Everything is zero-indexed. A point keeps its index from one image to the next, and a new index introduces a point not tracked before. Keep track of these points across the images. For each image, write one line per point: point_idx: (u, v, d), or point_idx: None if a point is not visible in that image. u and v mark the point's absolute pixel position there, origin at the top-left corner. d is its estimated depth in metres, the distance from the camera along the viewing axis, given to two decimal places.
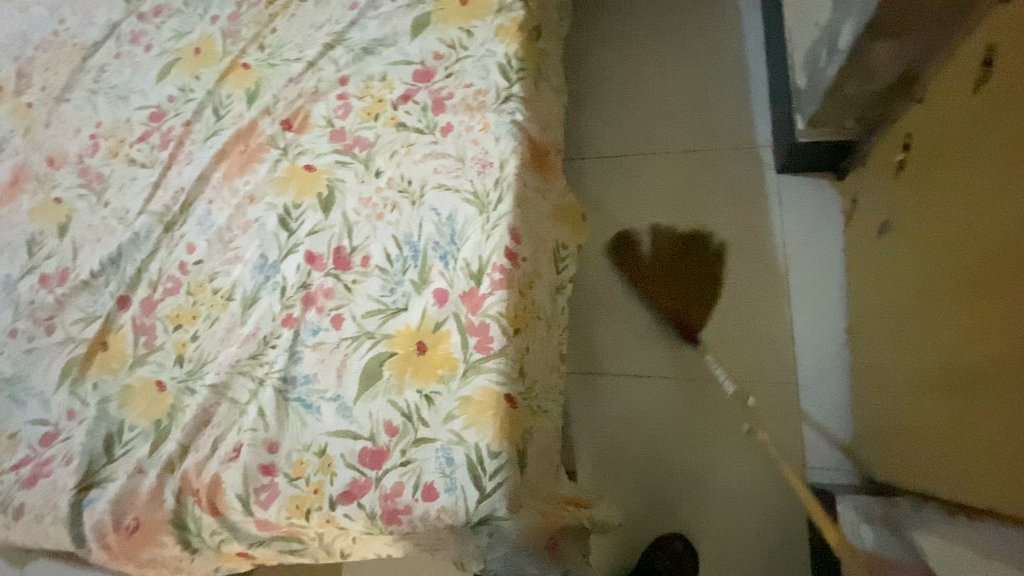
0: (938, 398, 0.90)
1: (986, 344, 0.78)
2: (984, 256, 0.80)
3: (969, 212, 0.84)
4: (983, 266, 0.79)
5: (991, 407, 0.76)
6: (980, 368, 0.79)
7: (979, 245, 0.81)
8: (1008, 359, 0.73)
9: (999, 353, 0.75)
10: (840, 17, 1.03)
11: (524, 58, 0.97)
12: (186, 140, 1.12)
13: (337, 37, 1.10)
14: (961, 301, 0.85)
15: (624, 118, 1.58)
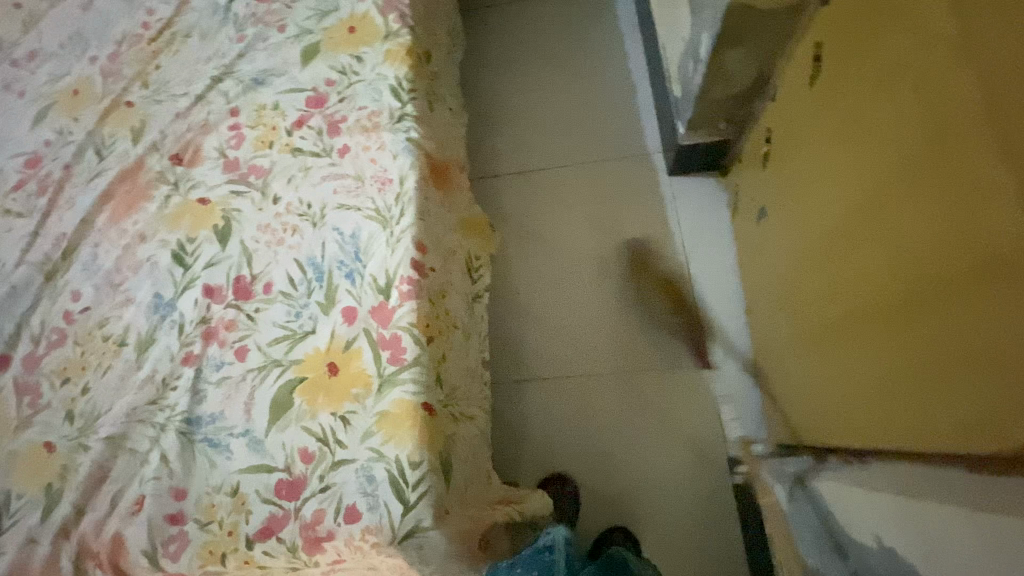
0: (820, 354, 0.99)
1: (850, 301, 0.88)
2: (838, 223, 0.90)
3: (819, 184, 0.96)
4: (837, 230, 0.90)
5: (862, 352, 0.85)
6: (848, 322, 0.89)
7: (831, 212, 0.92)
8: (866, 306, 0.83)
9: (858, 303, 0.85)
10: (700, 30, 1.16)
11: (414, 80, 1.00)
12: (67, 184, 1.06)
13: (226, 71, 1.09)
14: (823, 263, 0.96)
15: (525, 135, 1.66)
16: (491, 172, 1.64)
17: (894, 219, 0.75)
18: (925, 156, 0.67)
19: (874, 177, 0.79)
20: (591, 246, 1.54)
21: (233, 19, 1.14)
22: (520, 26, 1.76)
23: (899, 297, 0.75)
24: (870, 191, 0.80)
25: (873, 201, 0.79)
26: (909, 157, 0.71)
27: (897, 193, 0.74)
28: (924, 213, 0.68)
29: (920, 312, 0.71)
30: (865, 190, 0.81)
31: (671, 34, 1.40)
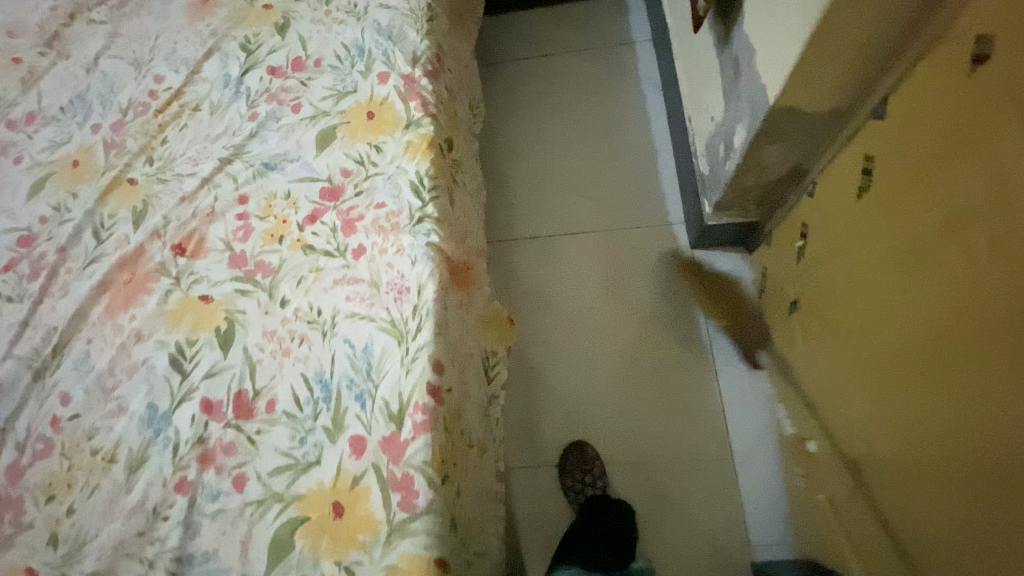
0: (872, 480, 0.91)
1: (904, 435, 0.82)
2: (887, 351, 0.85)
3: (867, 298, 0.89)
4: (892, 354, 0.83)
5: (928, 494, 0.77)
6: (907, 454, 0.81)
7: (883, 333, 0.85)
8: (934, 445, 0.75)
9: (923, 438, 0.78)
10: (734, 120, 1.11)
11: (435, 176, 0.95)
12: (62, 268, 1.00)
13: (235, 152, 1.03)
14: (876, 383, 0.88)
15: (542, 201, 1.64)
16: (506, 237, 1.61)
17: (970, 359, 0.68)
18: (1010, 303, 0.61)
19: (940, 310, 0.72)
20: (608, 320, 1.48)
21: (245, 93, 1.09)
22: (540, 93, 1.77)
23: (968, 452, 0.69)
24: (926, 329, 0.75)
25: (932, 341, 0.74)
26: (987, 299, 0.64)
27: (974, 333, 0.67)
28: (1010, 363, 0.61)
29: (998, 475, 0.64)
30: (920, 327, 0.76)
31: (700, 110, 1.35)
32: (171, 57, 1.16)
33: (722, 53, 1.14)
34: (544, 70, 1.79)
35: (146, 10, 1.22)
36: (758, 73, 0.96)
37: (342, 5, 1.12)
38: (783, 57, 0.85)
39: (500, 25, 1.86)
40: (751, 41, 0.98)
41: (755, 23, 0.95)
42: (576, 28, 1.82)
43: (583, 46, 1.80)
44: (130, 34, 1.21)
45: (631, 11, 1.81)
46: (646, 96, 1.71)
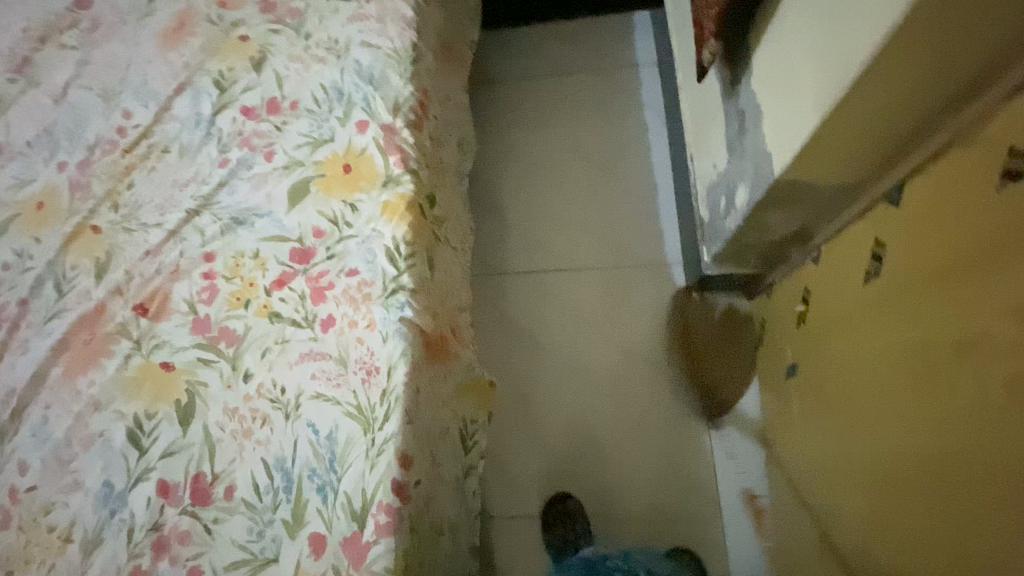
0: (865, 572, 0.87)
1: (901, 536, 0.78)
2: (882, 444, 0.81)
3: (867, 384, 0.84)
4: (889, 452, 0.79)
5: None
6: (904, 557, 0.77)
7: (880, 426, 0.81)
8: (933, 556, 0.71)
9: (921, 546, 0.73)
10: (738, 176, 1.04)
11: (413, 241, 0.89)
12: (22, 322, 0.95)
13: (204, 202, 0.97)
14: (871, 475, 0.84)
15: (535, 234, 1.57)
16: (496, 271, 1.55)
17: (973, 481, 0.63)
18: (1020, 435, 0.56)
19: (944, 420, 0.68)
20: (598, 364, 1.43)
21: (217, 135, 1.02)
22: (536, 116, 1.69)
23: None
24: (932, 441, 0.70)
25: (939, 457, 0.69)
26: (995, 424, 0.60)
27: (979, 456, 0.62)
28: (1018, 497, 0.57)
29: None
30: (922, 434, 0.72)
31: (703, 152, 1.28)
32: (141, 90, 1.09)
33: (728, 102, 1.07)
34: (541, 92, 1.71)
35: (118, 37, 1.16)
36: (767, 137, 0.89)
37: (321, 41, 1.05)
38: (794, 131, 0.78)
39: (497, 42, 1.78)
40: (762, 101, 0.90)
41: (768, 84, 0.87)
42: (577, 47, 1.73)
43: (584, 68, 1.71)
44: (100, 63, 1.14)
45: (636, 31, 1.72)
46: (649, 123, 1.63)
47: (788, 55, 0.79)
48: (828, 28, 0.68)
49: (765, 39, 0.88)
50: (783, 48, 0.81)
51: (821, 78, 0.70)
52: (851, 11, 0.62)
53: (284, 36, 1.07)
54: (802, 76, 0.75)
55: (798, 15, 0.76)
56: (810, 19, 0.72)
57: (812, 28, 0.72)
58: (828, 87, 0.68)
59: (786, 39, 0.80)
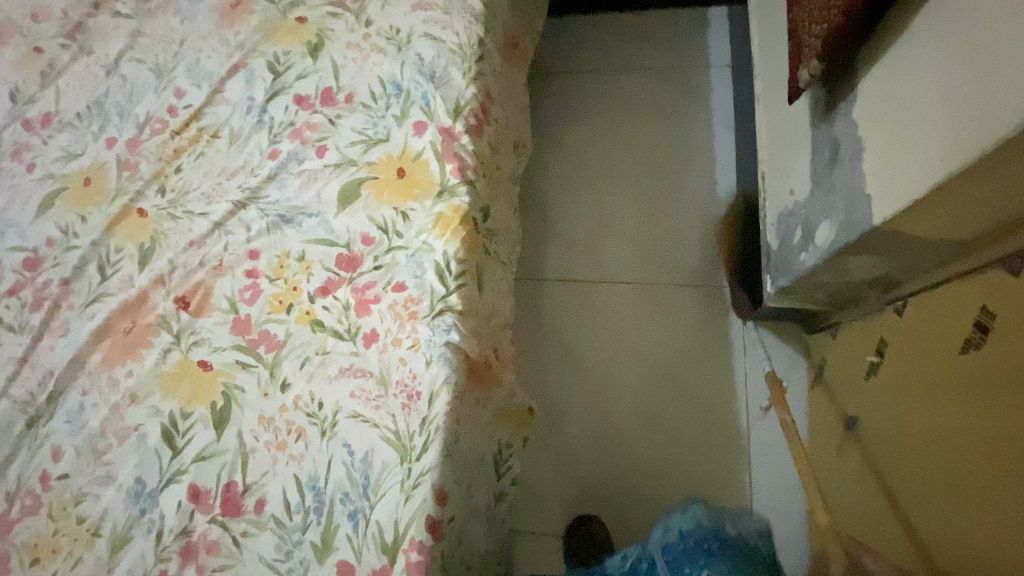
0: None
1: None
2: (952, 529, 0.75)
3: (944, 462, 0.77)
4: (961, 542, 0.72)
5: None
6: None
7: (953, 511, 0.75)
8: None
9: None
10: (822, 212, 0.95)
11: (465, 258, 0.83)
12: (64, 303, 0.94)
13: (251, 194, 0.93)
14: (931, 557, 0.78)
15: (583, 241, 1.51)
16: (539, 276, 1.49)
17: None
18: None
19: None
20: (638, 388, 1.36)
21: (268, 123, 0.98)
22: (596, 114, 1.60)
23: None
24: (1008, 538, 0.64)
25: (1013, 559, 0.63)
26: None
27: None
28: None
29: None
30: (1001, 531, 0.65)
31: (779, 174, 1.18)
32: (194, 69, 1.05)
33: (820, 127, 0.97)
34: (604, 88, 1.61)
35: (173, 8, 1.12)
36: (865, 181, 0.80)
37: (382, 29, 0.99)
38: (900, 187, 0.70)
39: (561, 31, 1.68)
40: (867, 137, 0.81)
41: (877, 121, 0.78)
42: (646, 43, 1.62)
43: (652, 66, 1.60)
44: (154, 35, 1.11)
45: (711, 29, 1.59)
46: (715, 132, 1.52)
47: (908, 99, 0.71)
48: (970, 83, 0.59)
49: (878, 68, 0.78)
50: (901, 88, 0.72)
51: (947, 137, 0.62)
52: (1000, 71, 0.55)
53: (343, 20, 1.01)
54: (934, 120, 0.65)
55: (928, 55, 0.67)
56: (944, 67, 0.64)
57: (946, 77, 0.63)
58: (956, 149, 0.60)
59: (907, 78, 0.71)
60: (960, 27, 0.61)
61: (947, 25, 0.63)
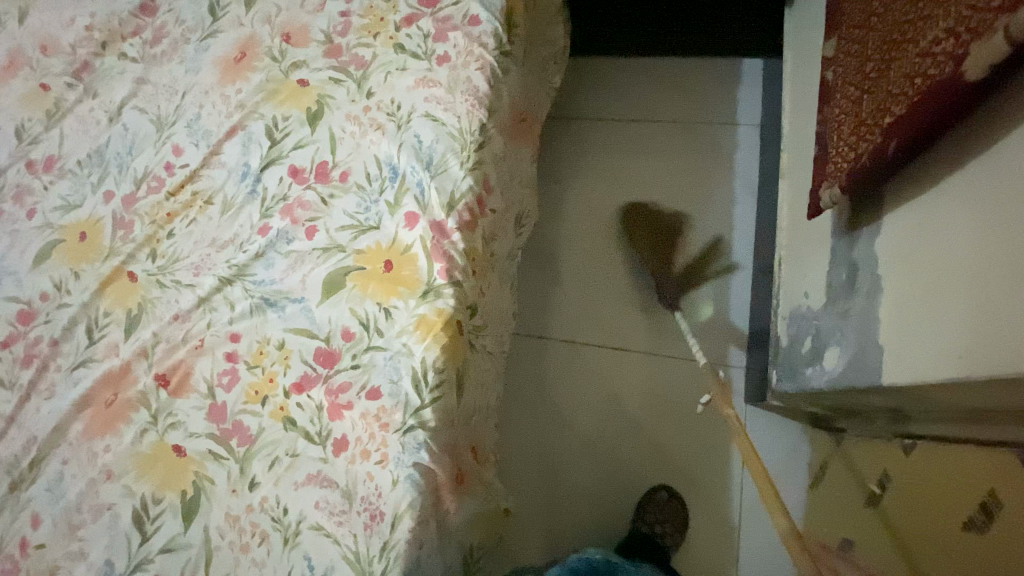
0: None
1: None
2: None
3: None
4: None
5: None
6: None
7: None
8: None
9: None
10: (835, 332, 0.89)
11: (444, 367, 0.80)
12: (52, 364, 0.95)
13: (238, 270, 0.92)
14: None
15: (585, 298, 1.46)
16: (536, 330, 1.46)
17: None
18: None
19: None
20: (629, 459, 1.33)
21: (261, 194, 0.96)
22: (611, 164, 1.54)
23: None
24: None
25: None
26: None
27: None
28: None
29: None
30: None
31: (796, 267, 1.11)
32: (193, 125, 1.04)
33: (840, 240, 0.90)
34: (621, 137, 1.55)
35: (178, 57, 1.10)
36: (890, 323, 0.73)
37: (383, 102, 0.96)
38: (928, 353, 0.62)
39: (584, 74, 1.62)
40: (891, 276, 0.74)
41: (907, 262, 0.70)
42: (672, 93, 1.55)
43: (675, 118, 1.53)
44: (158, 83, 1.09)
45: (742, 84, 1.51)
46: (736, 196, 1.44)
47: (944, 251, 0.62)
48: (1010, 269, 0.50)
49: (905, 207, 0.71)
50: (936, 235, 0.64)
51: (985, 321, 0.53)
52: None
53: (345, 89, 0.98)
54: (956, 299, 0.59)
55: (967, 211, 0.58)
56: (986, 233, 0.55)
57: (987, 246, 0.54)
58: (991, 343, 0.52)
59: (941, 228, 0.63)
60: (1004, 195, 0.52)
61: (988, 187, 0.54)
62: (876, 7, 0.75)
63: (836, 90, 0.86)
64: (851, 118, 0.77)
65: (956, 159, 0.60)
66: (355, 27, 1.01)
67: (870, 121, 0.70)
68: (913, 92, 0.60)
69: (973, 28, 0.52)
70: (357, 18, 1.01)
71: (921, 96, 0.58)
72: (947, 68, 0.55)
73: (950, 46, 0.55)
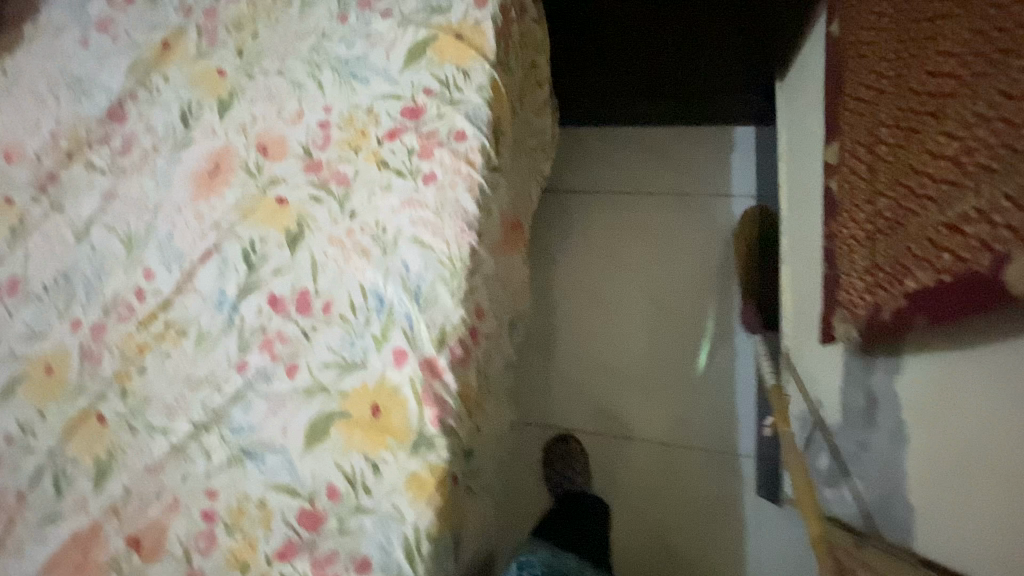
0: None
1: None
2: None
3: None
4: None
5: None
6: None
7: None
8: None
9: None
10: (853, 461, 0.84)
11: (439, 532, 0.74)
12: (15, 521, 0.87)
13: (214, 415, 0.86)
14: None
15: (587, 382, 1.40)
16: (538, 419, 1.40)
17: None
18: None
19: None
20: (635, 557, 1.27)
21: (239, 325, 0.90)
22: (606, 238, 1.49)
23: None
24: None
25: None
26: None
27: None
28: None
29: None
30: None
31: (806, 366, 1.06)
32: (166, 247, 0.98)
33: (853, 361, 0.85)
34: (615, 210, 1.51)
35: (148, 169, 1.04)
36: (937, 467, 0.66)
37: (367, 224, 0.91)
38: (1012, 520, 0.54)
39: (574, 144, 1.58)
40: (924, 417, 0.68)
41: (941, 419, 0.65)
42: (664, 163, 1.51)
43: (669, 190, 1.49)
44: (127, 198, 1.03)
45: (735, 153, 1.47)
46: (734, 271, 1.40)
47: (996, 417, 0.56)
48: None
49: (939, 357, 0.66)
50: (986, 395, 0.58)
51: None
52: None
53: (326, 208, 0.93)
54: (1010, 490, 0.54)
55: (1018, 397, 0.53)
56: None
57: None
58: None
59: (987, 401, 0.58)
60: None
61: None
62: (886, 137, 0.71)
63: (844, 208, 0.82)
64: (865, 254, 0.72)
65: (1007, 334, 0.54)
66: (335, 142, 0.96)
67: (890, 271, 0.65)
68: (942, 266, 0.55)
69: (1010, 225, 0.46)
70: (338, 132, 0.97)
71: (955, 279, 0.52)
72: (984, 260, 0.49)
73: (985, 233, 0.49)
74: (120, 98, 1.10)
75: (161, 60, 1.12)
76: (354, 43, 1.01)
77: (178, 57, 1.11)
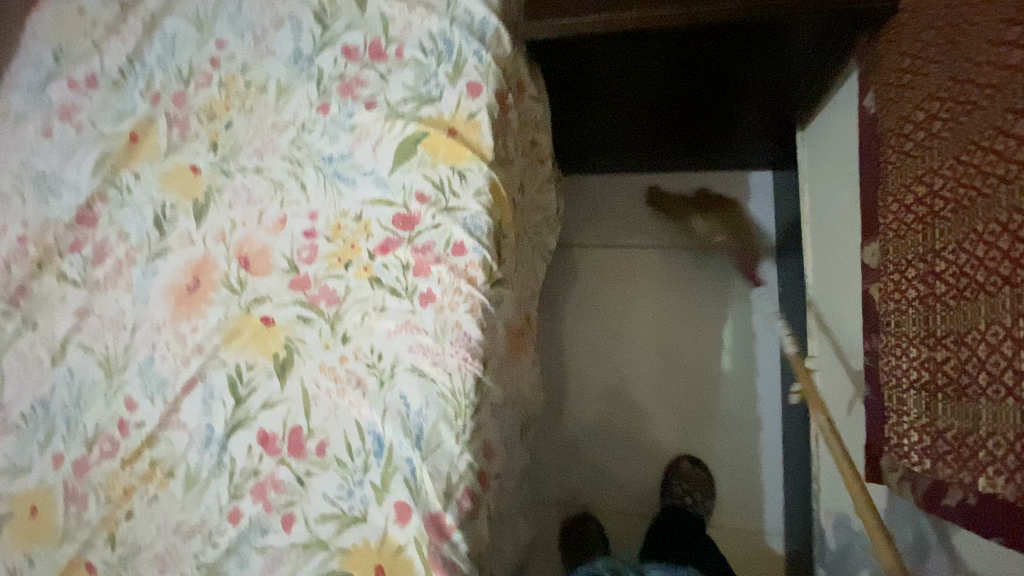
0: None
1: None
2: None
3: None
4: None
5: None
6: None
7: None
8: None
9: None
10: None
11: None
12: None
13: (208, 570, 0.80)
14: None
15: (603, 457, 1.34)
16: (553, 496, 1.34)
17: None
18: None
19: None
20: None
21: (229, 467, 0.83)
22: (618, 294, 1.40)
23: None
24: None
25: None
26: None
27: None
28: None
29: None
30: None
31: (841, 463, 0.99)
32: (147, 373, 0.91)
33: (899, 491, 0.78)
34: (626, 264, 1.41)
35: (124, 282, 0.97)
36: None
37: (361, 350, 0.83)
38: None
39: (576, 193, 1.47)
40: None
41: None
42: (677, 214, 1.40)
43: (683, 243, 1.39)
44: (104, 315, 0.96)
45: (752, 200, 1.36)
46: (754, 332, 1.32)
47: None
48: None
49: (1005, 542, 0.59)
50: None
51: None
52: None
53: (316, 330, 0.85)
54: None
55: None
56: None
57: None
58: None
59: None
60: None
61: None
62: (950, 276, 0.62)
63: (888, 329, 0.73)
64: (923, 406, 0.64)
65: None
66: (322, 254, 0.88)
67: (974, 449, 0.57)
68: None
69: None
70: (325, 243, 0.89)
71: None
72: None
73: None
74: (90, 199, 1.02)
75: (131, 155, 1.03)
76: (337, 138, 0.92)
77: (149, 151, 1.02)
